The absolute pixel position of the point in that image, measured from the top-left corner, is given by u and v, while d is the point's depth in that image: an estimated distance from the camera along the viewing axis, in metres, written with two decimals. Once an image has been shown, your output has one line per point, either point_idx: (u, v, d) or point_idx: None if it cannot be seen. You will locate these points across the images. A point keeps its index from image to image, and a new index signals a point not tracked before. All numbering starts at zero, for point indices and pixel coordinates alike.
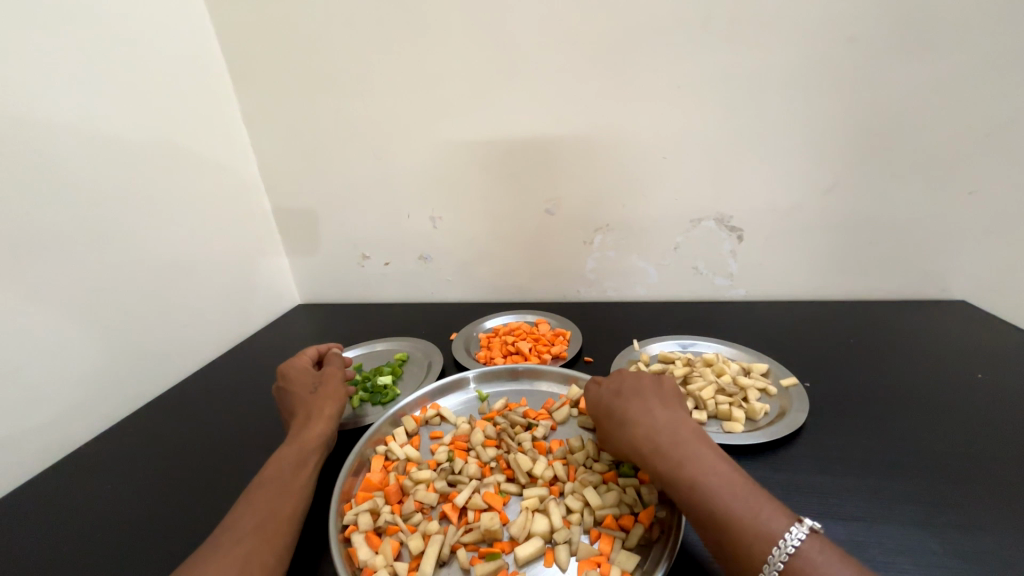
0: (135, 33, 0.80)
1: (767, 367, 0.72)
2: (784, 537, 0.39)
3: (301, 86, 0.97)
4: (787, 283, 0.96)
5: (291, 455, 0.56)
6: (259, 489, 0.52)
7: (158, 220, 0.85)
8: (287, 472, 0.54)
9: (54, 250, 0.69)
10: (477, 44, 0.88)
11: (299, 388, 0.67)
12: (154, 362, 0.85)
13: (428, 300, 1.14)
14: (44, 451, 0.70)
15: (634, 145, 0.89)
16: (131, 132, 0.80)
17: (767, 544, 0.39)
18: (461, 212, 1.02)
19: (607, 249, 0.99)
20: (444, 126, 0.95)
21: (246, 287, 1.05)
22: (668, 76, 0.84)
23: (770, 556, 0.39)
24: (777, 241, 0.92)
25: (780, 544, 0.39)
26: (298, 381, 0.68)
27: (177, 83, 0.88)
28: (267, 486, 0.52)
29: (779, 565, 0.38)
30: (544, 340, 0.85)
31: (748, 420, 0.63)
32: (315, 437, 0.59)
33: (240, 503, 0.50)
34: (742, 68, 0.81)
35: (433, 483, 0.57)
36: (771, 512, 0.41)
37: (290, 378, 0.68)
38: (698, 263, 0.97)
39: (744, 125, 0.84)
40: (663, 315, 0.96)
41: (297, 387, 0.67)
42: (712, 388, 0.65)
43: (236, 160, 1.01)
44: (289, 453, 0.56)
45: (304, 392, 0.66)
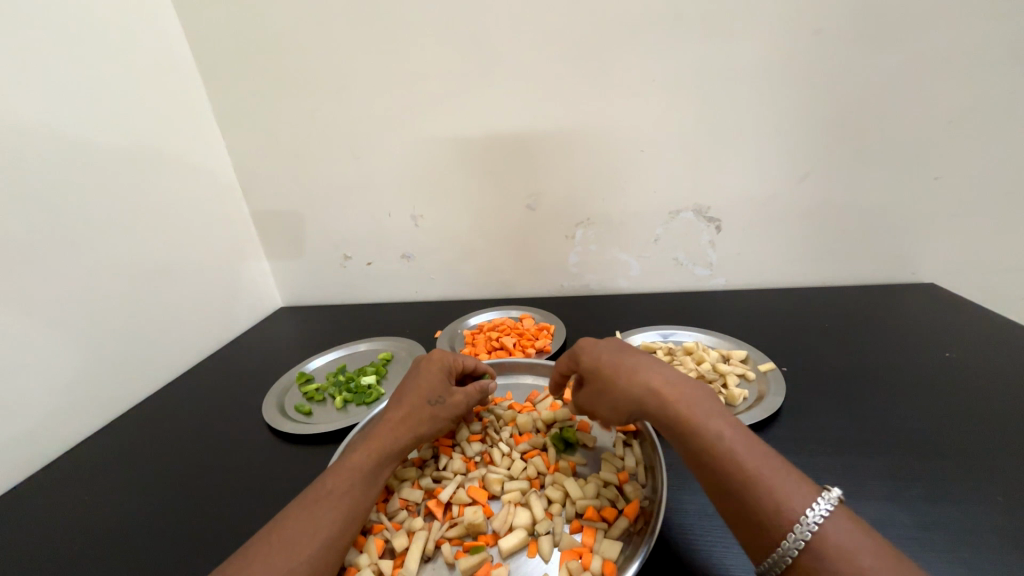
0: (102, 31, 0.78)
1: (745, 353, 0.73)
2: (811, 509, 0.38)
3: (276, 85, 0.96)
4: (765, 271, 0.98)
5: (336, 477, 0.49)
6: (315, 504, 0.46)
7: (136, 224, 0.83)
8: (331, 495, 0.47)
9: (24, 257, 0.67)
10: (454, 40, 0.87)
11: (427, 389, 0.57)
12: (134, 371, 0.84)
13: (412, 299, 1.13)
14: (15, 465, 0.67)
15: (614, 139, 0.90)
16: (104, 136, 0.78)
17: (791, 515, 0.38)
18: (443, 210, 1.01)
19: (589, 243, 0.99)
20: (423, 123, 0.94)
21: (226, 290, 1.02)
22: (645, 69, 0.84)
23: (792, 530, 0.37)
24: (754, 230, 0.94)
25: (803, 519, 0.37)
26: (440, 381, 0.58)
27: (148, 83, 0.86)
28: (326, 508, 0.46)
29: (807, 536, 0.37)
30: (528, 335, 0.85)
31: (727, 406, 0.64)
32: (364, 461, 0.50)
33: (280, 518, 0.45)
34: (718, 59, 0.82)
35: (417, 480, 0.57)
36: (796, 483, 0.40)
37: (412, 391, 0.57)
38: (679, 254, 0.98)
39: (720, 117, 0.86)
40: (645, 307, 0.97)
41: (421, 388, 0.57)
42: (691, 376, 0.66)
43: (211, 160, 0.99)
44: (353, 470, 0.49)
45: (415, 396, 0.56)
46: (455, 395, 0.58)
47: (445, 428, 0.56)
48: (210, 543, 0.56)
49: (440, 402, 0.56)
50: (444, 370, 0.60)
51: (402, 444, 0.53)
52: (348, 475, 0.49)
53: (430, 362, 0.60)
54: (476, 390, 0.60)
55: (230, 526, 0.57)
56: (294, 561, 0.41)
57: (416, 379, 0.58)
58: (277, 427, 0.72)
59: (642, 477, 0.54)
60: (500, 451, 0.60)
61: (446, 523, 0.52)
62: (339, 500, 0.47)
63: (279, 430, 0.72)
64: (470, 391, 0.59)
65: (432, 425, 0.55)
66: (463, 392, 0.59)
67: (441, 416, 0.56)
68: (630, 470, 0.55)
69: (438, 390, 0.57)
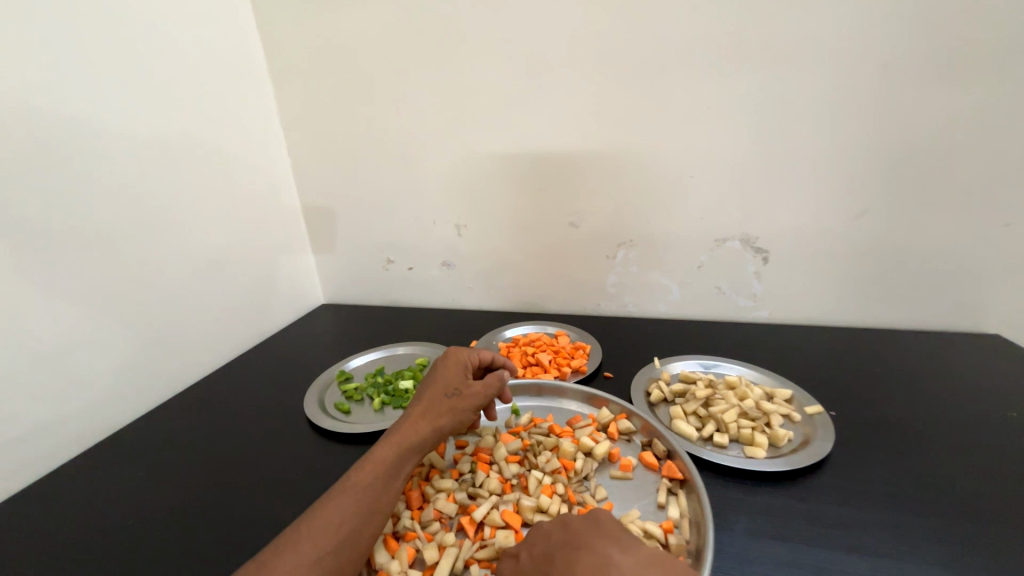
0: (188, 41, 0.86)
1: (791, 393, 0.69)
2: None
3: (337, 94, 1.01)
4: (813, 308, 0.94)
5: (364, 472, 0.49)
6: (339, 496, 0.47)
7: (196, 219, 0.89)
8: (357, 489, 0.48)
9: (102, 240, 0.73)
10: (509, 57, 0.90)
11: (442, 385, 0.60)
12: (187, 354, 0.89)
13: (448, 307, 1.15)
14: (80, 436, 0.73)
15: (662, 164, 0.90)
16: (176, 133, 0.84)
17: None
18: (485, 222, 1.03)
19: (629, 265, 0.99)
20: (473, 137, 0.97)
21: (273, 285, 1.07)
22: (698, 96, 0.84)
23: None
24: (804, 264, 0.91)
25: None
26: (456, 376, 0.61)
27: (221, 88, 0.93)
28: (350, 499, 0.47)
29: None
30: (564, 353, 0.83)
31: (770, 446, 0.61)
32: (388, 451, 0.52)
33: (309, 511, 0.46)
34: (774, 89, 0.81)
35: (453, 493, 0.56)
36: None
37: (430, 386, 0.60)
38: (722, 282, 0.96)
39: (773, 148, 0.84)
40: (683, 334, 0.95)
41: (438, 384, 0.60)
42: (734, 412, 0.63)
43: (271, 162, 1.06)
44: (375, 464, 0.50)
45: (433, 392, 0.59)
46: (473, 387, 0.61)
47: (465, 420, 0.59)
48: (254, 531, 0.58)
49: (457, 394, 0.59)
50: (458, 366, 0.63)
51: (423, 435, 0.54)
52: (371, 466, 0.50)
53: (448, 359, 0.63)
54: (495, 380, 0.62)
55: (273, 517, 0.60)
56: (318, 547, 0.43)
57: (434, 377, 0.61)
58: (318, 423, 0.75)
59: (689, 536, 0.49)
60: (537, 477, 0.57)
61: (474, 543, 0.50)
62: (360, 493, 0.48)
63: (319, 426, 0.74)
64: (489, 382, 0.62)
65: (454, 416, 0.58)
66: (481, 384, 0.61)
67: (460, 408, 0.59)
68: (675, 520, 0.51)
69: (456, 384, 0.60)
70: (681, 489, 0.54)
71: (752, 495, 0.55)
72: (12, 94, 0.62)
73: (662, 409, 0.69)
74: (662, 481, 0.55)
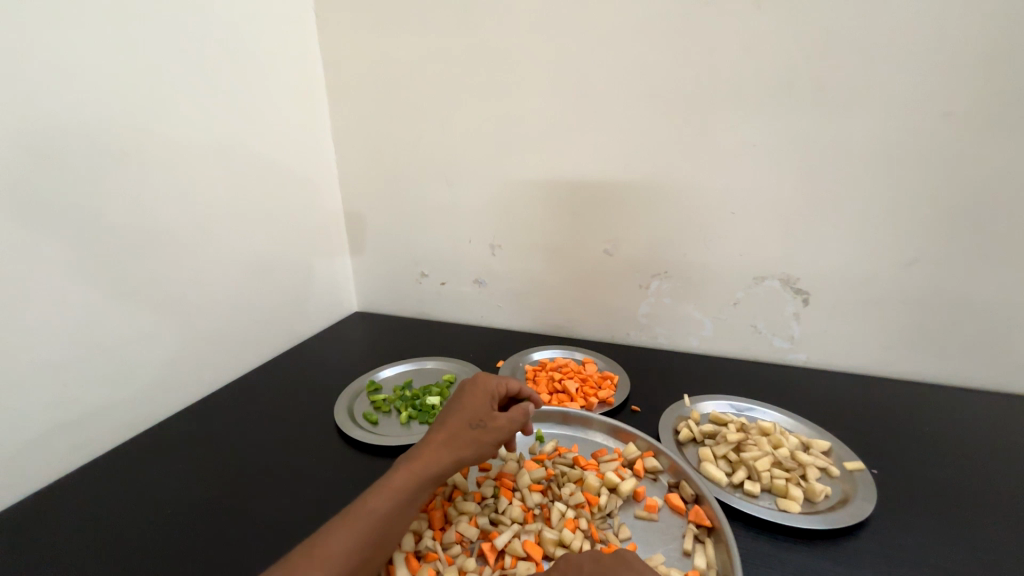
0: (257, 62, 0.93)
1: (829, 445, 0.66)
2: None
3: (388, 113, 1.07)
4: (855, 355, 0.90)
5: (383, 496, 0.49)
6: (355, 520, 0.47)
7: (249, 224, 0.94)
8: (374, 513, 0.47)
9: (160, 242, 0.78)
10: (554, 87, 0.93)
11: (468, 415, 0.59)
12: (230, 351, 0.93)
13: (477, 324, 1.16)
14: (128, 424, 0.77)
15: (701, 198, 0.90)
16: (239, 144, 0.91)
17: None
18: (519, 244, 1.05)
19: (662, 296, 0.98)
20: (514, 160, 1.00)
21: (312, 290, 1.12)
22: (742, 133, 0.84)
23: None
24: (847, 309, 0.88)
25: None
26: (482, 406, 0.61)
27: (283, 105, 1.00)
28: (365, 525, 0.46)
29: None
30: (591, 381, 0.83)
31: (806, 500, 0.58)
32: (408, 476, 0.51)
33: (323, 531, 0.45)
34: (823, 132, 0.80)
35: (475, 517, 0.56)
36: None
37: (455, 412, 0.60)
38: (758, 321, 0.93)
39: (819, 189, 0.83)
40: (714, 372, 0.93)
41: (463, 412, 0.60)
42: (767, 460, 0.61)
43: (321, 174, 1.12)
44: (393, 490, 0.50)
45: (458, 421, 0.59)
46: (497, 420, 0.61)
47: (486, 452, 0.58)
48: (281, 536, 0.60)
49: (482, 426, 0.59)
50: (484, 395, 0.63)
51: (445, 465, 0.54)
52: (391, 492, 0.49)
53: (476, 386, 0.63)
54: (519, 415, 0.62)
55: (298, 523, 0.62)
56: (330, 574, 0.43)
57: (461, 404, 0.61)
58: (346, 432, 0.76)
59: None
60: (561, 509, 0.56)
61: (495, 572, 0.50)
62: (375, 520, 0.47)
63: (348, 435, 0.76)
64: (513, 416, 0.62)
65: (476, 448, 0.57)
66: (506, 417, 0.61)
67: (484, 440, 0.58)
68: (702, 570, 0.50)
69: (482, 415, 0.60)
70: (709, 536, 0.52)
71: (785, 552, 0.53)
72: (99, 107, 0.69)
73: (691, 450, 0.68)
74: (688, 527, 0.54)
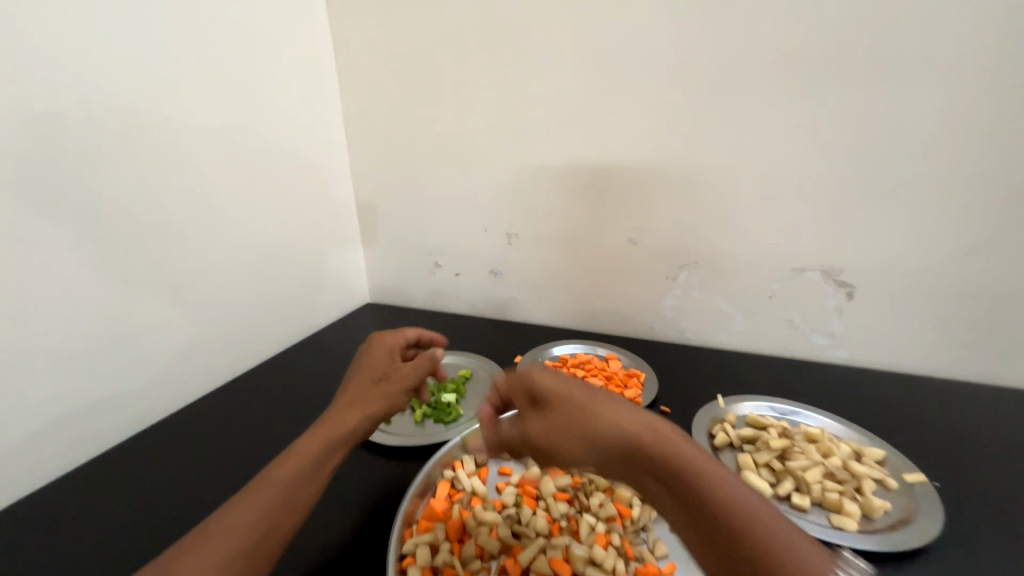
0: (263, 38, 0.88)
1: (884, 454, 0.60)
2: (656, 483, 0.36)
3: (401, 94, 1.01)
4: (902, 354, 0.83)
5: (289, 465, 0.46)
6: (257, 492, 0.44)
7: (258, 211, 0.90)
8: (280, 484, 0.45)
9: (165, 228, 0.74)
10: (579, 62, 0.86)
11: (372, 372, 0.59)
12: (238, 343, 0.90)
13: (492, 317, 1.12)
14: (132, 418, 0.74)
15: (738, 182, 0.83)
16: (247, 126, 0.86)
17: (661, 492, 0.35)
18: (538, 232, 0.99)
19: (691, 288, 0.92)
20: (534, 143, 0.94)
21: (322, 281, 1.08)
22: (787, 110, 0.76)
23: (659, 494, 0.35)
24: (896, 304, 0.80)
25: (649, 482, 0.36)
26: (382, 364, 0.60)
27: (290, 84, 0.94)
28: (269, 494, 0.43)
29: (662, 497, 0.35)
30: (616, 380, 0.77)
31: (862, 517, 0.52)
32: (313, 442, 0.49)
33: (221, 511, 0.42)
34: (881, 107, 0.72)
35: (496, 528, 0.51)
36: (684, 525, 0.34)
37: (357, 373, 0.59)
38: (795, 316, 0.87)
39: (871, 172, 0.75)
40: (746, 370, 0.87)
41: (366, 371, 0.59)
42: (817, 471, 0.55)
43: (331, 159, 1.07)
44: (298, 456, 0.47)
45: (362, 379, 0.58)
46: (400, 370, 0.60)
47: (398, 403, 0.57)
48: None
49: (386, 380, 0.58)
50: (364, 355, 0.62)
51: (356, 423, 0.52)
52: (293, 458, 0.47)
53: (370, 349, 0.63)
54: (422, 361, 0.63)
55: None
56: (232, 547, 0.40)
57: (363, 365, 0.60)
58: None
59: None
60: (590, 523, 0.52)
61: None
62: (281, 486, 0.44)
63: None
64: (414, 363, 0.62)
65: (388, 401, 0.56)
66: (408, 366, 0.61)
67: (393, 391, 0.58)
68: None
69: (385, 371, 0.59)
70: None
71: None
72: (98, 81, 0.64)
73: (728, 455, 0.62)
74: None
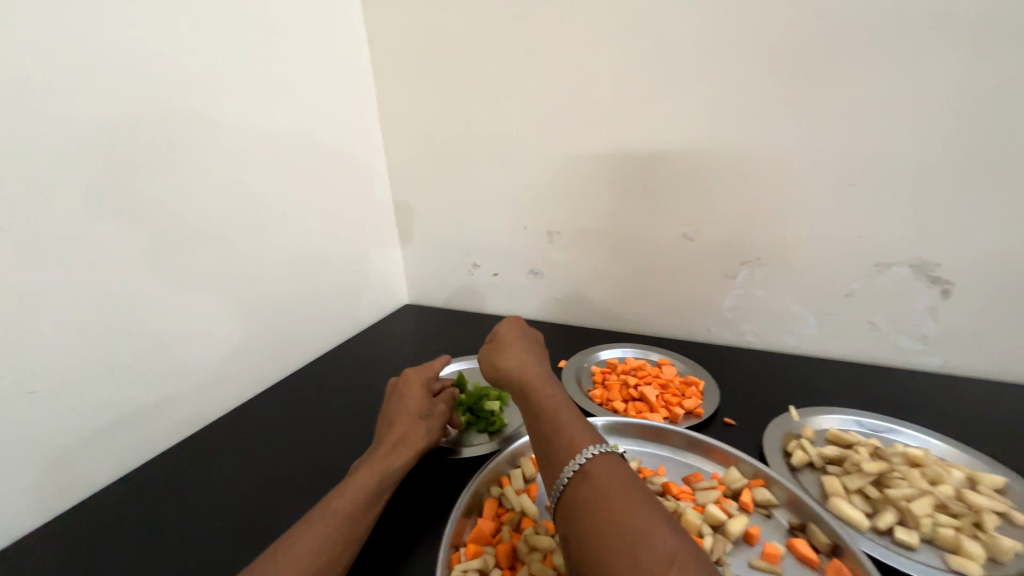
0: (302, 38, 0.87)
1: (1005, 481, 0.51)
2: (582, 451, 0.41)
3: (437, 90, 0.98)
4: (1012, 361, 0.72)
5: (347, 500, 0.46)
6: (318, 527, 0.44)
7: (299, 214, 0.90)
8: (339, 519, 0.45)
9: (213, 232, 0.74)
10: (626, 44, 0.80)
11: (417, 406, 0.58)
12: (281, 347, 0.90)
13: (533, 318, 1.07)
14: (184, 421, 0.74)
15: (811, 166, 0.74)
16: (289, 129, 0.86)
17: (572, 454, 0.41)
18: (581, 229, 0.94)
19: (753, 287, 0.84)
20: (578, 134, 0.88)
21: (362, 283, 1.07)
22: (872, 82, 0.67)
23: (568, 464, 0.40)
24: (1007, 302, 0.69)
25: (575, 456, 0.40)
26: (425, 397, 0.60)
27: (328, 84, 0.93)
28: (335, 528, 0.44)
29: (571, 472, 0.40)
30: (673, 389, 0.71)
31: (985, 558, 0.44)
32: (367, 478, 0.49)
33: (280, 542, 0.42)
34: (994, 73, 0.62)
35: (550, 554, 0.46)
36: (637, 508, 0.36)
37: (398, 406, 0.58)
38: (878, 317, 0.77)
39: (977, 149, 0.65)
40: (820, 378, 0.78)
41: (408, 406, 0.58)
42: (924, 500, 0.47)
43: (369, 159, 1.06)
44: (355, 491, 0.48)
45: (408, 413, 0.57)
46: (439, 407, 0.61)
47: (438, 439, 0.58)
48: None
49: (430, 416, 0.59)
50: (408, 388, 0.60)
51: (406, 460, 0.53)
52: (352, 493, 0.47)
53: (409, 379, 0.61)
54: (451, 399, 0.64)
55: None
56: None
57: (403, 398, 0.59)
58: None
59: None
60: None
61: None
62: (340, 519, 0.45)
63: None
64: (448, 401, 0.63)
65: (431, 438, 0.57)
66: (444, 403, 0.62)
67: (434, 428, 0.59)
68: None
69: (426, 406, 0.59)
70: None
71: None
72: (150, 86, 0.63)
73: (809, 477, 0.55)
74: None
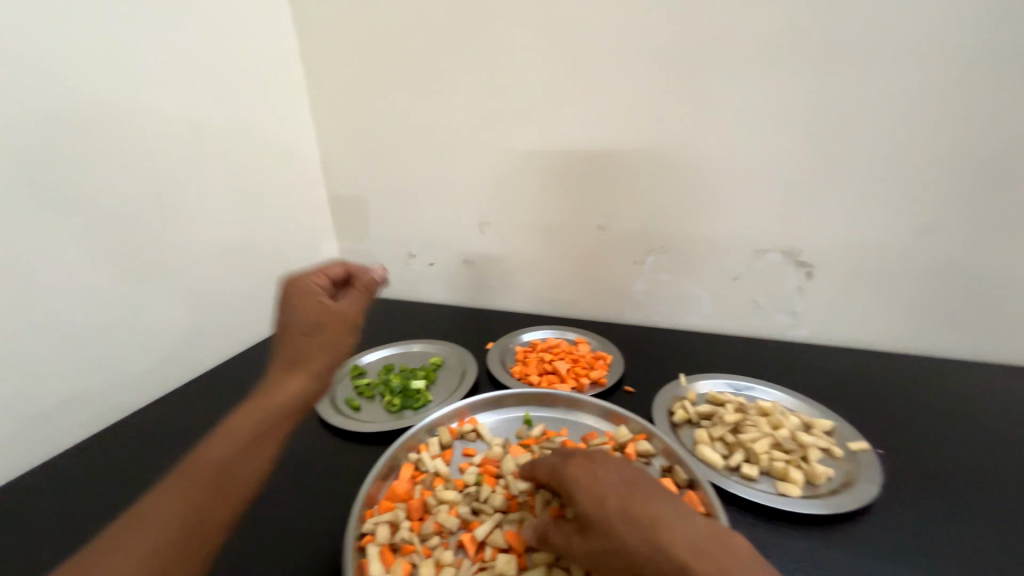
0: (227, 26, 0.86)
1: (832, 424, 0.63)
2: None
3: (368, 83, 1.00)
4: (860, 331, 0.86)
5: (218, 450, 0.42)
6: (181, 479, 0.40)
7: (227, 203, 0.89)
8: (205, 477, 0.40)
9: (131, 223, 0.73)
10: (544, 48, 0.86)
11: (295, 320, 0.50)
12: (208, 337, 0.89)
13: (468, 305, 1.12)
14: (101, 412, 0.74)
15: (702, 165, 0.84)
16: (215, 118, 0.85)
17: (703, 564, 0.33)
18: (509, 220, 1.00)
19: (659, 272, 0.93)
20: (503, 130, 0.94)
21: (296, 274, 1.07)
22: (747, 93, 0.78)
23: None
24: (855, 282, 0.83)
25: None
26: (314, 306, 0.50)
27: (255, 72, 0.93)
28: (197, 479, 0.40)
29: None
30: (583, 362, 0.79)
31: (806, 484, 0.55)
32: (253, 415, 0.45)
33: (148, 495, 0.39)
34: (837, 89, 0.74)
35: (456, 506, 0.53)
36: None
37: (287, 315, 0.50)
38: (758, 296, 0.89)
39: (827, 152, 0.77)
40: (712, 350, 0.89)
41: (292, 319, 0.50)
42: (766, 442, 0.58)
43: (301, 150, 1.06)
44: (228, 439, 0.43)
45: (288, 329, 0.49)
46: (324, 305, 0.51)
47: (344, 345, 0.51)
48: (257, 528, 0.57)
49: (313, 330, 0.49)
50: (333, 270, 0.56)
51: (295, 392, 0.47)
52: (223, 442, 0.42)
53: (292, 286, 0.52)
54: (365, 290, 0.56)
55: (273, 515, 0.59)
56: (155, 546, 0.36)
57: (288, 307, 0.50)
58: (327, 420, 0.70)
59: None
60: None
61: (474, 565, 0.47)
62: (217, 467, 0.41)
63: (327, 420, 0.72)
64: (354, 301, 0.54)
65: (331, 352, 0.50)
66: (347, 303, 0.53)
67: (335, 338, 0.50)
68: None
69: (308, 319, 0.50)
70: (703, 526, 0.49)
71: (785, 538, 0.50)
72: (47, 72, 0.62)
73: (686, 431, 0.64)
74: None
